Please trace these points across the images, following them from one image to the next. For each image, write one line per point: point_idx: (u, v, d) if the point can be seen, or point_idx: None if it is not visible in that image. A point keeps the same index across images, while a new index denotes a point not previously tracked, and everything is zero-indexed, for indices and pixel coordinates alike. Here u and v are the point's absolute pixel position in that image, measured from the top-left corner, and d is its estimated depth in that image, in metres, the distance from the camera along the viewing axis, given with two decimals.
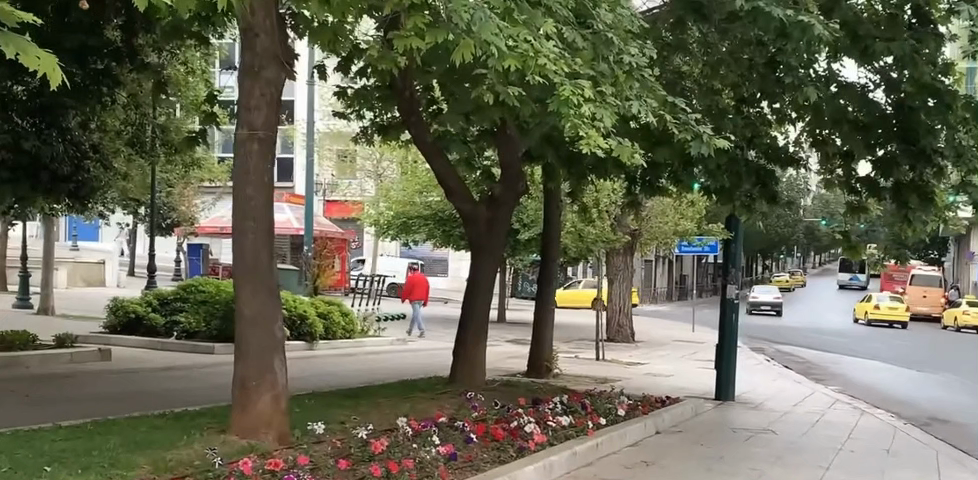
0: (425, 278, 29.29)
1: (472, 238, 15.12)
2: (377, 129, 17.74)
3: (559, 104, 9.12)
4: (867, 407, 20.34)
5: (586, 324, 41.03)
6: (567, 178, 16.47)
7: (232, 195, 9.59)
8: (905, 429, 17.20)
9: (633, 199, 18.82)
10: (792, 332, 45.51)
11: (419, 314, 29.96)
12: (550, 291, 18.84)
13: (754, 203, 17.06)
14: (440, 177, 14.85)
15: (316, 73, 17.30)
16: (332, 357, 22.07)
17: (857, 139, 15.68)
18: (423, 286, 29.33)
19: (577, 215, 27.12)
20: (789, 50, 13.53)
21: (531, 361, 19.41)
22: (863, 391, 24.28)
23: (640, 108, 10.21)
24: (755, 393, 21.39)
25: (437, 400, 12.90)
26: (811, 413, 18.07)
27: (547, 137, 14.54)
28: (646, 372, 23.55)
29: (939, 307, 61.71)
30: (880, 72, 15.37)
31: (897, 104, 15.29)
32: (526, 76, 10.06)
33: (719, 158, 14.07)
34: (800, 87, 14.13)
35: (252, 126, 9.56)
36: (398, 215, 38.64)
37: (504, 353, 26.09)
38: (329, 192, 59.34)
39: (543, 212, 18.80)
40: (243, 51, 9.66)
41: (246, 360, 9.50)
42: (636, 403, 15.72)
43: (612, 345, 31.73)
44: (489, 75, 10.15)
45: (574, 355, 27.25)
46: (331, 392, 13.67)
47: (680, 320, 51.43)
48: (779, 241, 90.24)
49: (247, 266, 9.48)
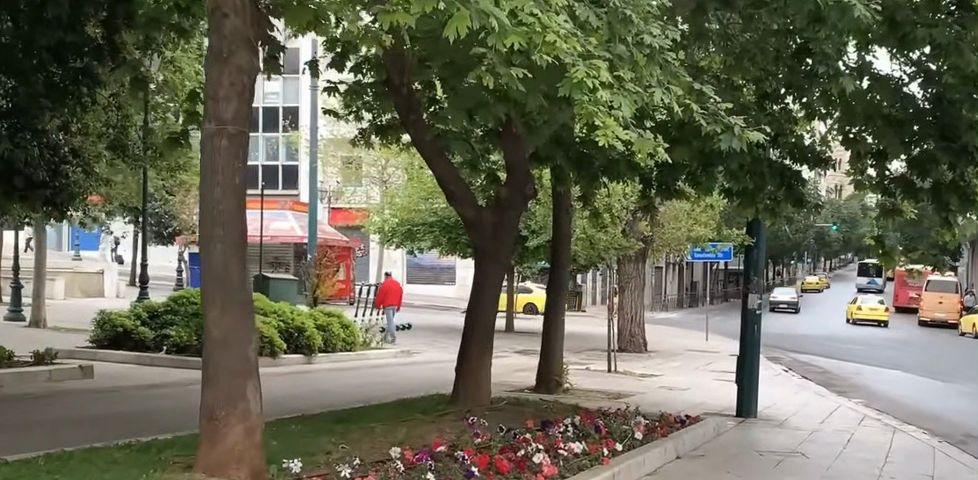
0: (398, 284, 28.04)
1: (475, 243, 13.83)
2: (375, 130, 16.49)
3: (572, 88, 7.99)
4: (897, 423, 19.09)
5: (597, 334, 39.79)
6: (579, 182, 15.29)
7: (200, 199, 8.44)
8: (945, 449, 15.96)
9: (649, 204, 17.61)
10: (809, 340, 44.05)
11: (391, 320, 28.65)
12: (560, 299, 17.59)
13: (779, 207, 15.85)
14: (440, 180, 13.67)
15: (308, 69, 16.13)
16: (329, 372, 20.87)
17: (891, 135, 14.35)
18: (396, 292, 28.05)
19: (588, 222, 25.93)
20: (822, 36, 12.43)
21: (539, 375, 18.16)
22: (888, 404, 23.02)
23: (663, 96, 9.08)
24: (778, 408, 20.13)
25: (436, 424, 11.75)
26: (841, 432, 16.84)
27: (557, 135, 13.36)
28: (661, 385, 22.32)
29: (956, 314, 59.99)
30: (916, 63, 14.16)
31: (935, 97, 14.15)
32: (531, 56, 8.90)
33: (742, 157, 12.89)
34: (834, 78, 12.99)
35: (221, 120, 8.41)
36: (403, 222, 37.55)
37: (512, 364, 24.89)
38: (333, 200, 58.22)
39: (554, 216, 17.55)
40: (210, 36, 8.51)
41: (215, 385, 8.31)
42: (654, 423, 14.51)
43: (624, 356, 30.52)
44: (490, 56, 8.98)
45: (586, 367, 25.97)
46: (320, 414, 12.52)
47: (693, 329, 49.99)
48: (791, 247, 88.83)
49: (216, 278, 8.31)
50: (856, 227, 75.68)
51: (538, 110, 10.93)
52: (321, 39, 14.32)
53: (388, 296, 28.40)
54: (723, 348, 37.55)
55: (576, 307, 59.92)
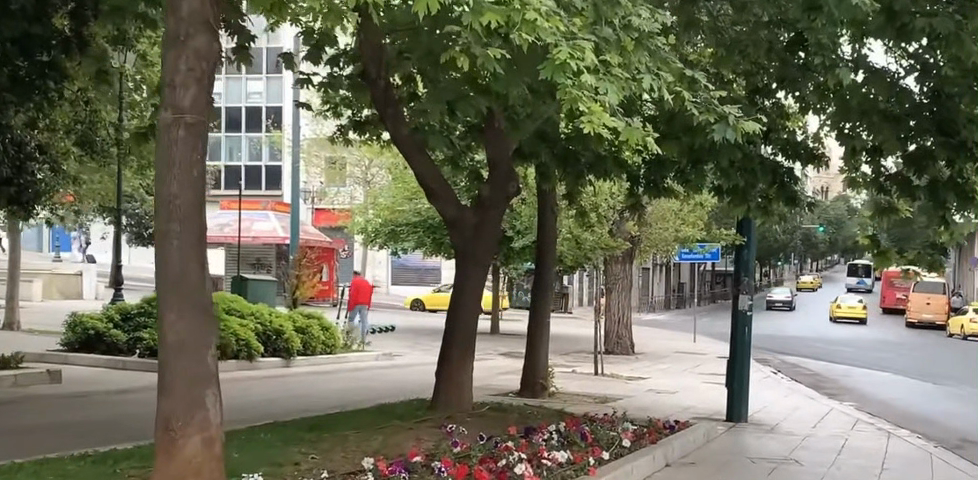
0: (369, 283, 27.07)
1: (457, 243, 13.21)
2: (353, 127, 15.84)
3: (554, 71, 7.56)
4: (890, 427, 18.58)
5: (584, 335, 39.25)
6: (564, 180, 14.66)
7: (156, 194, 7.87)
8: (941, 455, 15.40)
9: (637, 203, 17.06)
10: (798, 342, 43.53)
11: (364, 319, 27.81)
12: (546, 300, 17.00)
13: (771, 205, 15.28)
14: (420, 178, 13.04)
15: (282, 62, 15.52)
16: (308, 375, 20.27)
17: (889, 130, 13.61)
18: (366, 291, 27.03)
19: (574, 221, 25.36)
20: (816, 26, 11.91)
21: (525, 379, 17.55)
22: (880, 407, 22.52)
23: (650, 83, 8.68)
24: (769, 412, 19.60)
25: (413, 432, 11.16)
26: (835, 437, 16.32)
27: (543, 129, 12.68)
28: (650, 389, 21.76)
29: (943, 315, 59.65)
30: (913, 56, 13.52)
31: (933, 91, 13.60)
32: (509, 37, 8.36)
33: (733, 151, 12.30)
34: (831, 71, 12.43)
35: (178, 108, 7.84)
36: (386, 222, 36.95)
37: (496, 367, 24.30)
38: (316, 200, 57.57)
39: (539, 217, 16.91)
40: (167, 19, 7.96)
41: (171, 393, 7.70)
42: (642, 428, 13.95)
43: (611, 358, 29.97)
44: (465, 36, 8.42)
45: (572, 370, 25.40)
46: (291, 422, 11.92)
47: (680, 330, 49.46)
48: (778, 248, 88.54)
49: (173, 279, 7.72)
50: (842, 229, 75.41)
51: (520, 101, 10.34)
52: (295, 29, 13.72)
53: (359, 295, 27.52)
54: (711, 349, 37.07)
55: (562, 308, 59.42)
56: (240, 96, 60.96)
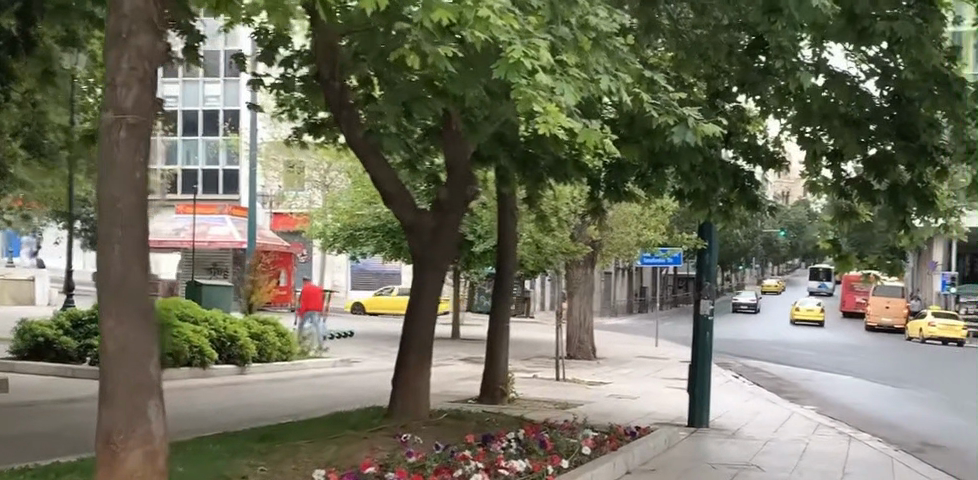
0: (320, 290, 26.61)
1: (414, 248, 12.97)
2: (308, 129, 15.53)
3: (508, 69, 7.63)
4: (852, 431, 18.49)
5: (545, 340, 39.04)
6: (524, 184, 14.43)
7: (96, 198, 7.59)
8: (902, 459, 15.31)
9: (598, 207, 16.86)
10: (758, 346, 43.56)
11: (315, 325, 27.39)
12: (506, 305, 16.77)
13: (732, 210, 15.11)
14: (376, 182, 12.77)
15: (236, 64, 15.20)
16: (263, 383, 19.94)
17: (849, 135, 13.45)
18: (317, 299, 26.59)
19: (535, 225, 25.16)
20: (777, 28, 11.72)
21: (484, 385, 17.31)
22: (842, 411, 22.46)
23: (607, 84, 8.78)
24: (730, 417, 19.47)
25: (367, 441, 10.90)
26: (796, 442, 16.21)
27: (500, 133, 12.37)
28: (611, 394, 21.59)
29: (903, 318, 59.94)
30: (874, 60, 13.37)
31: (893, 96, 13.57)
32: (463, 34, 8.33)
33: (694, 155, 12.16)
34: (792, 74, 12.32)
35: (120, 109, 7.57)
36: (345, 226, 36.59)
37: (455, 373, 24.04)
38: (274, 205, 57.03)
39: (498, 221, 16.66)
40: (108, 17, 7.69)
41: (112, 404, 7.40)
42: (602, 435, 13.74)
43: (572, 363, 29.79)
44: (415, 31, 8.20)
45: (533, 375, 25.20)
46: (242, 432, 11.63)
47: (641, 335, 49.38)
48: (740, 252, 88.80)
49: (113, 285, 7.43)
50: (803, 233, 75.72)
51: (477, 103, 10.17)
52: (249, 30, 13.42)
53: (311, 301, 27.09)
54: (672, 353, 36.99)
55: (523, 312, 59.24)
56: (197, 100, 60.27)
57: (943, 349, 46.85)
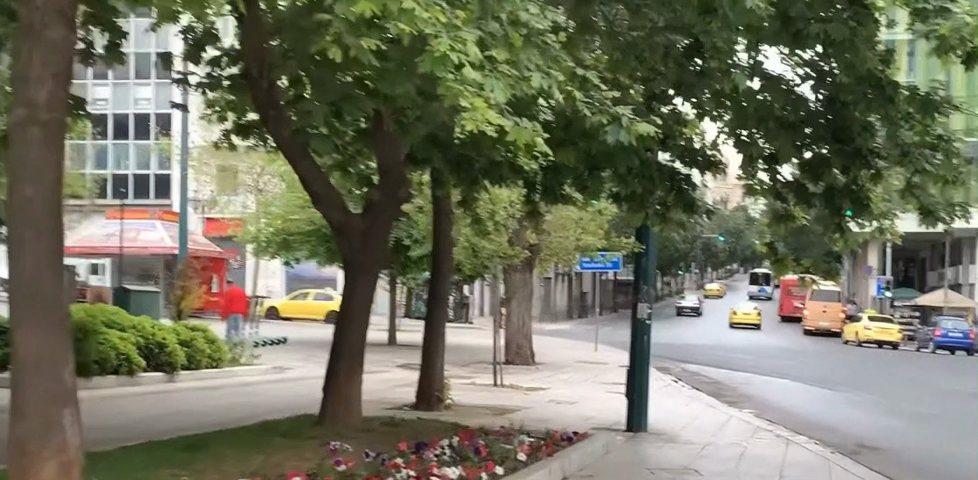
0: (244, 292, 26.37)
1: (344, 251, 12.74)
2: (236, 130, 15.23)
3: (434, 64, 7.44)
4: (788, 434, 18.50)
5: (481, 346, 38.88)
6: (459, 186, 14.21)
7: (7, 198, 7.26)
8: (839, 461, 15.30)
9: (535, 210, 16.70)
10: (696, 350, 43.72)
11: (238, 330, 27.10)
12: (441, 310, 16.56)
13: (669, 212, 14.99)
14: (306, 183, 12.52)
15: (162, 64, 14.85)
16: (193, 390, 19.56)
17: (784, 138, 13.31)
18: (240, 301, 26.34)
19: (471, 230, 24.99)
20: (713, 29, 11.60)
21: (420, 391, 17.08)
22: (780, 414, 22.50)
23: (539, 82, 8.70)
24: (668, 421, 19.40)
25: (297, 449, 10.63)
26: (733, 445, 16.16)
27: (432, 133, 12.04)
28: (548, 399, 21.45)
29: (839, 323, 60.58)
30: (809, 63, 13.27)
31: (829, 100, 13.39)
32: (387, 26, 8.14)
33: (630, 158, 12.05)
34: (728, 76, 12.29)
35: (32, 105, 7.24)
36: (279, 231, 36.14)
37: (390, 379, 23.77)
38: (207, 209, 56.28)
39: (433, 225, 16.42)
40: (20, 10, 7.37)
41: (24, 413, 7.08)
42: (538, 441, 13.58)
43: (509, 369, 29.63)
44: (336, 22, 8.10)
45: (470, 381, 25.00)
46: (167, 441, 11.32)
47: (579, 340, 49.39)
48: (678, 257, 89.27)
49: (26, 290, 7.12)
50: (740, 238, 76.28)
51: (414, 107, 10.06)
52: (175, 29, 13.10)
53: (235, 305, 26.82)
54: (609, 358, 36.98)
55: (461, 318, 59.00)
56: (127, 102, 59.27)
57: (878, 351, 47.33)
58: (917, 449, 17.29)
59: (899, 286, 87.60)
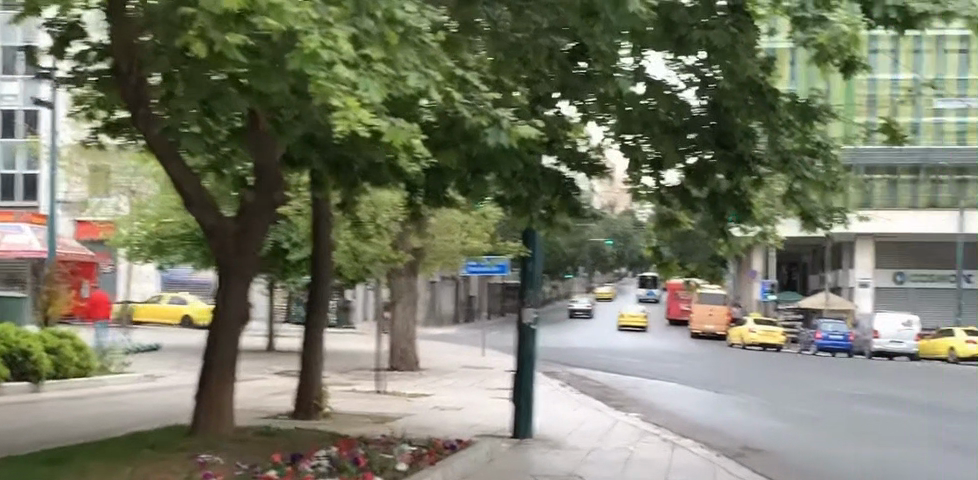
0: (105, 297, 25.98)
1: (216, 257, 12.29)
2: (103, 129, 14.69)
3: (304, 61, 7.46)
4: (675, 437, 18.47)
5: (362, 351, 38.39)
6: (338, 189, 13.84)
7: None
8: (724, 464, 15.29)
9: (418, 213, 16.41)
10: (579, 353, 43.85)
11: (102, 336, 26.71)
12: (320, 315, 16.14)
13: (555, 217, 14.74)
14: (176, 184, 12.01)
15: (24, 59, 14.20)
16: (58, 401, 18.76)
17: (668, 143, 13.23)
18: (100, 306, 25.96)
19: (352, 233, 24.61)
20: (596, 33, 11.50)
21: (298, 400, 16.62)
22: (665, 418, 22.55)
23: (416, 82, 8.61)
24: (554, 426, 19.25)
25: (165, 462, 10.16)
26: (619, 450, 16.04)
27: (310, 134, 11.74)
28: (431, 406, 21.14)
29: (725, 326, 61.54)
30: (692, 69, 13.11)
31: (711, 105, 13.30)
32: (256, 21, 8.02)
33: (514, 161, 11.86)
34: (611, 81, 12.26)
35: None
36: (152, 234, 35.15)
37: (268, 386, 23.21)
38: (77, 210, 54.60)
39: (313, 229, 15.96)
40: None
41: None
42: (420, 450, 13.27)
43: (392, 374, 29.27)
44: (201, 18, 7.97)
45: (351, 388, 24.58)
46: (27, 455, 10.73)
47: (463, 345, 49.14)
48: (564, 262, 89.78)
49: None
50: (626, 242, 77.00)
51: (292, 111, 9.90)
52: (39, 22, 12.53)
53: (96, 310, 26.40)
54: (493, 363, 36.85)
55: (343, 324, 58.29)
56: None
57: (762, 353, 48.10)
58: (802, 451, 17.46)
59: (782, 290, 89.46)
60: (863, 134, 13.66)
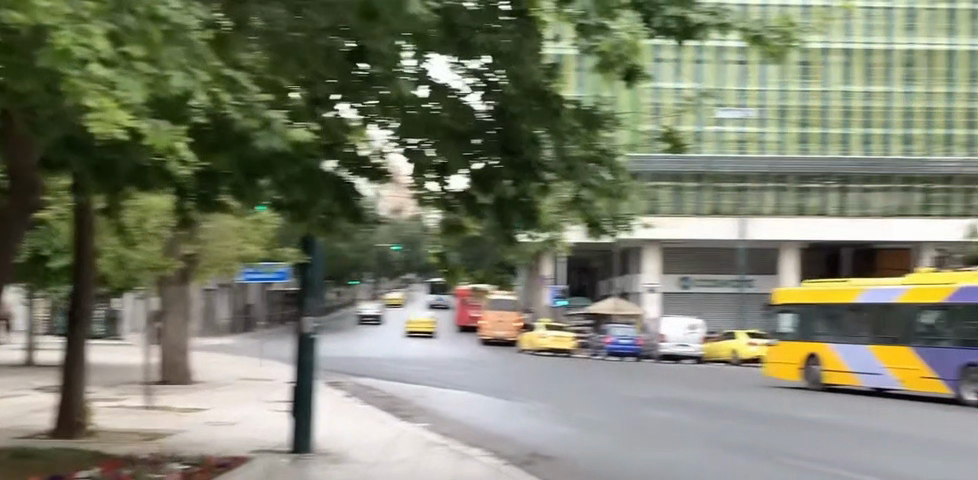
0: None
1: None
2: None
3: (57, 60, 6.90)
4: (461, 447, 18.25)
5: (132, 366, 36.86)
6: (100, 194, 13.01)
7: None
8: (510, 473, 15.14)
9: (187, 220, 15.66)
10: (364, 363, 43.36)
11: None
12: (83, 327, 15.30)
13: (334, 221, 13.92)
14: None
15: None
16: None
17: (453, 148, 12.72)
18: None
19: (119, 240, 23.52)
20: (376, 34, 10.93)
21: (60, 418, 15.65)
22: (456, 426, 22.35)
23: (181, 84, 8.12)
24: (336, 439, 18.75)
25: None
26: (403, 462, 15.70)
27: (68, 136, 10.87)
28: (207, 421, 20.31)
29: (514, 333, 61.83)
30: (477, 73, 12.58)
31: (496, 109, 12.79)
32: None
33: (290, 162, 11.28)
34: (396, 84, 11.68)
35: None
36: None
37: (31, 405, 21.85)
38: None
39: (74, 239, 14.94)
40: None
41: None
42: (191, 469, 12.59)
43: (165, 388, 28.19)
44: None
45: (124, 404, 23.43)
46: None
47: (243, 356, 47.89)
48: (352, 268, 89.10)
49: None
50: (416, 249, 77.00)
51: (43, 111, 9.00)
52: None
53: None
54: (273, 375, 35.96)
55: (115, 338, 56.01)
56: None
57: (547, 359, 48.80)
58: (592, 453, 17.73)
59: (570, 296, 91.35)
60: (645, 141, 13.75)
